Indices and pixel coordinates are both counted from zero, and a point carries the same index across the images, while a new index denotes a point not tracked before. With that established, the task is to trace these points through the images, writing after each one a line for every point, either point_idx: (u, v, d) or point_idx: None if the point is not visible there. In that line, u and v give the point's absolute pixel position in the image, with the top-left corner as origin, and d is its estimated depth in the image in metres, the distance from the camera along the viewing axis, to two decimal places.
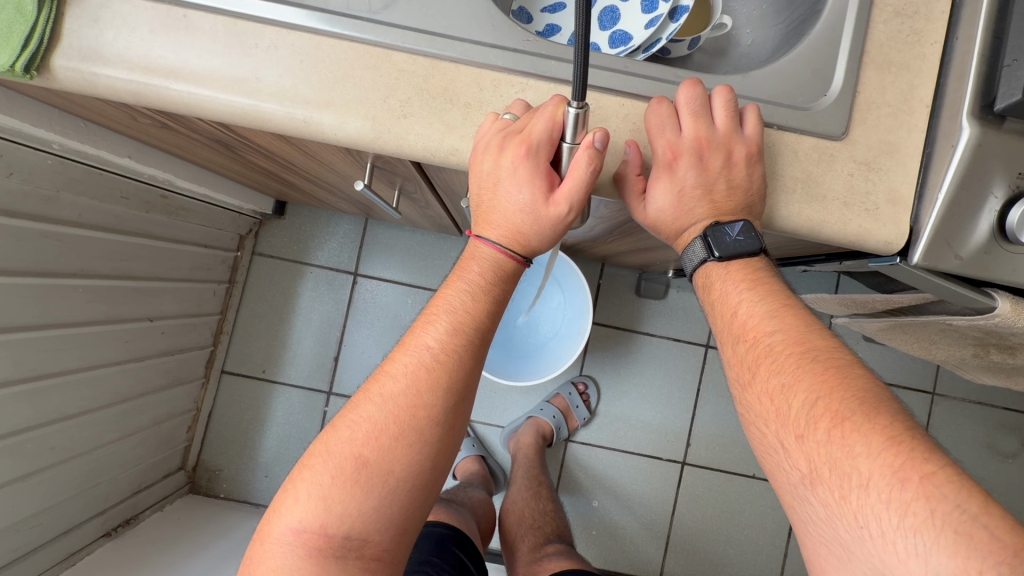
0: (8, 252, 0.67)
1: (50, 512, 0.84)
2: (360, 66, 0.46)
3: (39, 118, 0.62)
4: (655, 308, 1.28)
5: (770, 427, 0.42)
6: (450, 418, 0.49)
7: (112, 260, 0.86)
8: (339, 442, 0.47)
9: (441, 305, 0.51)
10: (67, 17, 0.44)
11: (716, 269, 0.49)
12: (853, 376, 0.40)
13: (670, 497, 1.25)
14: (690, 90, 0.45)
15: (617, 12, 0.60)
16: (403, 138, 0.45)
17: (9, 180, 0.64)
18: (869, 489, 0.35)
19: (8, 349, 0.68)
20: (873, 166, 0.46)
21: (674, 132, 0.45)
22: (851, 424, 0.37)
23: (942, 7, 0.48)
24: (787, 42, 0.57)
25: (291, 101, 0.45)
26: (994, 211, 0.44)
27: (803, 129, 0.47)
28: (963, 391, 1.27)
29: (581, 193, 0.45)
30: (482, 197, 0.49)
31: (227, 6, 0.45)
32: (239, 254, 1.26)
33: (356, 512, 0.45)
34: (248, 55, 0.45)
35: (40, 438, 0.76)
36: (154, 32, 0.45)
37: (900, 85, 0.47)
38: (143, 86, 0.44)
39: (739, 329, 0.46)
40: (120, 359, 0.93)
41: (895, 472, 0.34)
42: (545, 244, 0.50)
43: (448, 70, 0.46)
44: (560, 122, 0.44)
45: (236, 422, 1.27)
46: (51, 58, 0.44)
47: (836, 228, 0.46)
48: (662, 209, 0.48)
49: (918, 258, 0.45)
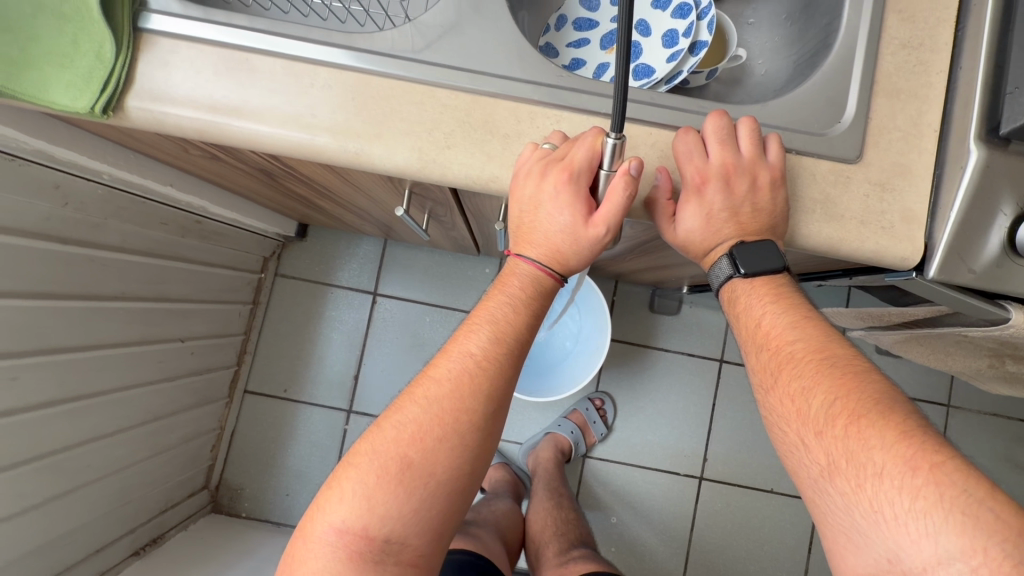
0: (60, 278, 0.71)
1: (83, 530, 0.87)
2: (407, 103, 0.49)
3: (95, 152, 0.66)
4: (668, 324, 1.30)
5: (791, 427, 0.44)
6: (488, 425, 0.51)
7: (150, 283, 0.90)
8: (381, 442, 0.50)
9: (483, 315, 0.54)
10: (140, 61, 0.48)
11: (741, 285, 0.51)
12: (869, 379, 0.42)
13: (689, 512, 1.26)
14: (717, 120, 0.48)
15: (639, 46, 0.62)
16: (448, 167, 0.49)
17: (63, 209, 0.68)
18: (883, 478, 0.37)
19: (54, 370, 0.72)
20: (888, 187, 0.49)
21: (701, 159, 0.48)
22: (867, 420, 0.39)
23: (946, 38, 0.52)
24: (799, 73, 0.61)
25: (344, 134, 0.48)
26: (1004, 227, 0.47)
27: (820, 153, 0.50)
28: (979, 404, 1.27)
29: (617, 216, 0.49)
30: (522, 219, 0.52)
31: (284, 50, 0.49)
32: (263, 275, 1.31)
33: (397, 514, 0.48)
34: (305, 94, 0.49)
35: (79, 455, 0.80)
36: (218, 74, 0.49)
37: (910, 112, 0.51)
38: (208, 122, 0.48)
39: (762, 338, 0.49)
40: (153, 378, 0.96)
41: (906, 461, 0.37)
42: (581, 263, 0.53)
43: (488, 104, 0.50)
44: (599, 151, 0.47)
45: (259, 440, 1.30)
46: (125, 99, 0.48)
47: (855, 245, 0.48)
48: (691, 231, 0.51)
49: (934, 272, 0.48)
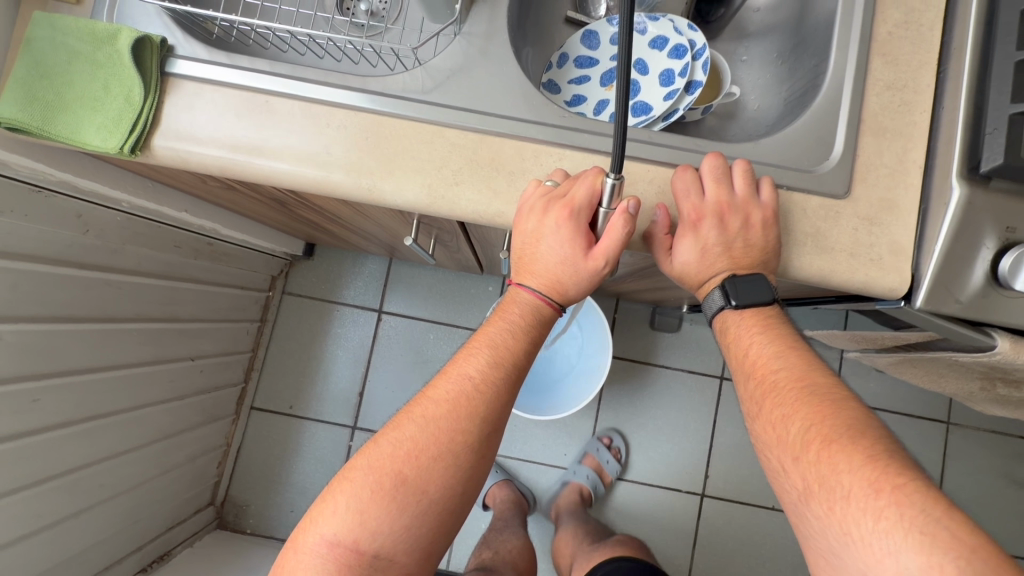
0: (79, 302, 0.73)
1: (93, 548, 0.88)
2: (418, 142, 0.52)
3: (117, 182, 0.69)
4: (669, 341, 1.32)
5: (773, 453, 0.46)
6: (481, 447, 0.53)
7: (163, 304, 0.92)
8: (377, 457, 0.52)
9: (483, 339, 0.56)
10: (166, 102, 0.51)
11: (733, 315, 0.54)
12: (846, 407, 0.44)
13: (691, 530, 1.26)
14: (713, 160, 0.51)
15: (637, 84, 0.64)
16: (456, 202, 0.51)
17: (84, 236, 0.71)
18: (850, 500, 0.39)
19: (71, 391, 0.74)
20: (875, 221, 0.52)
21: (697, 197, 0.51)
22: (838, 445, 0.42)
23: (929, 80, 0.54)
24: (789, 109, 0.63)
25: (357, 171, 0.51)
26: (987, 259, 0.49)
27: (810, 189, 0.52)
28: (978, 421, 1.28)
29: (616, 250, 0.51)
30: (524, 250, 0.54)
31: (302, 92, 0.52)
32: (271, 293, 1.33)
33: (387, 530, 0.49)
34: (321, 133, 0.52)
35: (92, 474, 0.81)
36: (240, 115, 0.52)
37: (895, 150, 0.53)
38: (230, 160, 0.51)
39: (750, 367, 0.51)
40: (164, 397, 0.98)
41: (871, 484, 0.39)
42: (580, 292, 0.56)
43: (495, 143, 0.52)
44: (598, 189, 0.50)
45: (265, 456, 1.31)
46: (151, 139, 0.50)
47: (845, 276, 0.51)
48: (686, 263, 0.53)
49: (921, 301, 0.50)
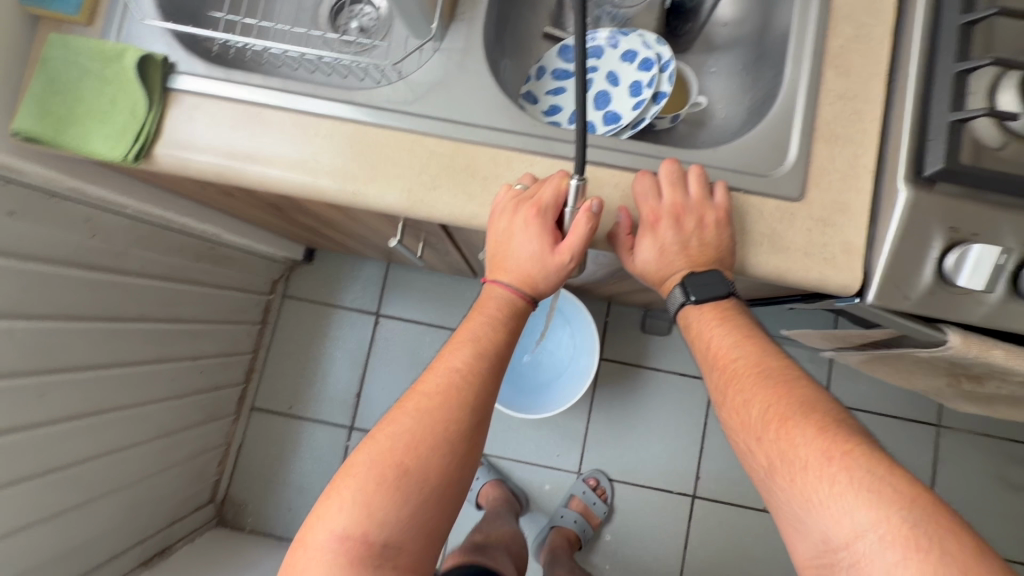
0: (85, 302, 0.77)
1: (95, 539, 0.92)
2: (399, 149, 0.56)
3: (123, 189, 0.74)
4: (658, 344, 1.35)
5: (739, 436, 0.49)
6: (473, 433, 0.56)
7: (166, 306, 0.96)
8: (376, 451, 0.54)
9: (465, 334, 0.59)
10: (168, 114, 0.56)
11: (693, 311, 0.56)
12: (797, 386, 0.48)
13: (682, 530, 1.28)
14: (669, 166, 0.55)
15: (608, 95, 0.68)
16: (434, 205, 0.55)
17: (92, 241, 0.76)
18: (809, 470, 0.43)
19: (77, 387, 0.79)
20: (828, 223, 0.55)
21: (654, 200, 0.54)
22: (793, 421, 0.45)
23: (879, 90, 0.58)
24: (753, 117, 0.67)
25: (343, 177, 0.55)
26: (934, 257, 0.52)
27: (765, 192, 0.56)
28: (966, 423, 1.30)
29: (581, 246, 0.55)
30: (497, 249, 0.58)
31: (292, 104, 0.56)
32: (271, 297, 1.38)
33: (395, 519, 0.52)
34: (310, 141, 0.56)
35: (95, 467, 0.86)
36: (235, 125, 0.56)
37: (847, 155, 0.56)
38: (226, 167, 0.55)
39: (712, 357, 0.54)
40: (166, 395, 1.02)
41: (824, 452, 0.43)
42: (551, 287, 0.59)
43: (470, 150, 0.56)
44: (564, 190, 0.54)
45: (264, 456, 1.35)
46: (154, 147, 0.55)
47: (800, 273, 0.54)
48: (647, 261, 0.56)
49: (872, 297, 0.53)
